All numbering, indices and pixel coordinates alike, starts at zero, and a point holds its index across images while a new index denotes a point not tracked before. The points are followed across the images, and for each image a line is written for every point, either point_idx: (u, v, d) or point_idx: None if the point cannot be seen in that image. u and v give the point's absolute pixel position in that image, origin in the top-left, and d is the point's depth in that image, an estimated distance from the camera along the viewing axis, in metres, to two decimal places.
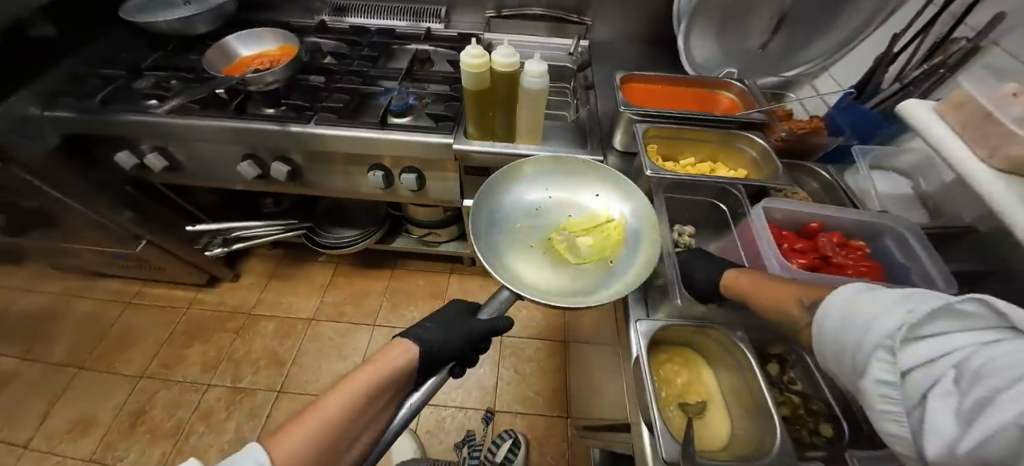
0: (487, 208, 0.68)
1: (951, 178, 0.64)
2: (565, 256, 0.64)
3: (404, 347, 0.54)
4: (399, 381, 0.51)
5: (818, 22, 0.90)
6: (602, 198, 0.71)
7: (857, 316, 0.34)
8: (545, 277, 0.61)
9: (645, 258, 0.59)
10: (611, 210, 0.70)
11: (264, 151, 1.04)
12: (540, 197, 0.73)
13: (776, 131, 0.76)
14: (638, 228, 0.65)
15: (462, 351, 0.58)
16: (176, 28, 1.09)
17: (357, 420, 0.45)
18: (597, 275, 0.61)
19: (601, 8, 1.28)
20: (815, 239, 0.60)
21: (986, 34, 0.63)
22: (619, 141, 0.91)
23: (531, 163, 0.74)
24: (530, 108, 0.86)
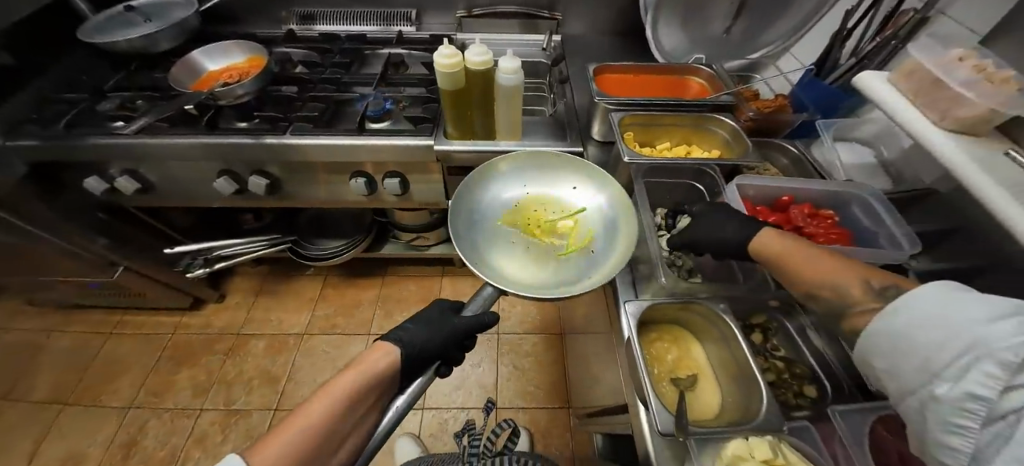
0: (466, 208, 0.69)
1: (909, 144, 0.68)
2: (546, 250, 0.65)
3: (386, 351, 0.54)
4: (383, 383, 0.51)
5: (776, 5, 0.93)
6: (579, 190, 0.73)
7: (955, 319, 0.32)
8: (528, 272, 0.62)
9: (624, 245, 0.61)
10: (588, 201, 0.72)
11: (241, 165, 1.02)
12: (518, 193, 0.74)
13: (744, 111, 0.79)
14: (615, 217, 0.67)
15: (445, 349, 0.58)
16: (138, 47, 1.06)
17: (343, 423, 0.45)
18: (579, 265, 0.63)
19: (570, 2, 1.30)
20: (787, 212, 0.63)
21: (931, 5, 0.67)
22: (597, 131, 0.93)
23: (506, 160, 0.75)
24: (506, 105, 0.87)
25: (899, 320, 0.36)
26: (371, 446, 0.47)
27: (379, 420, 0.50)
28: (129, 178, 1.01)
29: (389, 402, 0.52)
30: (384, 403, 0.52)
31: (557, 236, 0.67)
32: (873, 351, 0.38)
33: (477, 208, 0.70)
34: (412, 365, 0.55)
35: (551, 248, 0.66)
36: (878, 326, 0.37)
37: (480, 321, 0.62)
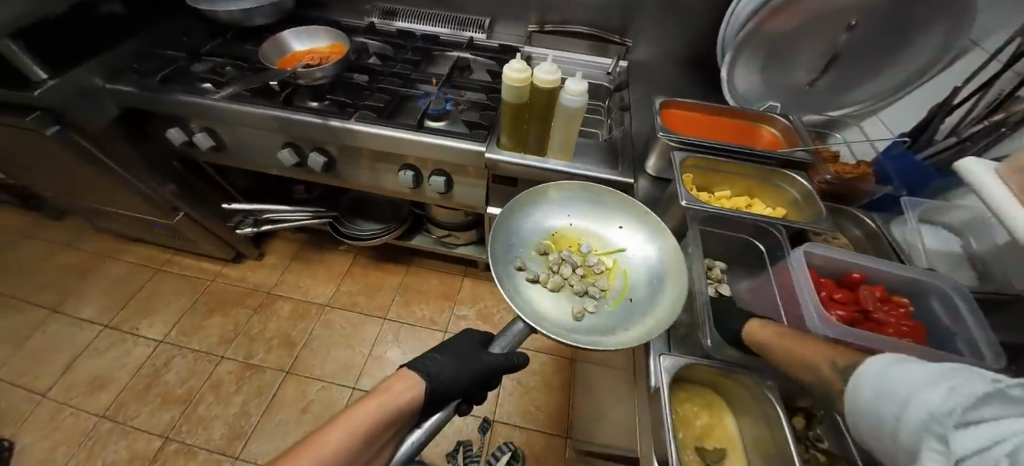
0: (509, 232, 0.71)
1: (1005, 240, 0.60)
2: (583, 290, 0.65)
3: (409, 382, 0.55)
4: (403, 417, 0.52)
5: (871, 64, 0.87)
6: (626, 230, 0.72)
7: (894, 390, 0.31)
8: (561, 311, 0.62)
9: (668, 300, 0.58)
10: (633, 244, 0.70)
11: (303, 141, 1.08)
12: (562, 224, 0.74)
13: (820, 172, 0.74)
14: (662, 265, 0.65)
15: (469, 389, 0.57)
16: (236, 18, 1.15)
17: (357, 454, 0.47)
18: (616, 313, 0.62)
19: (645, 31, 1.28)
20: (855, 291, 0.59)
21: None
22: (653, 166, 0.91)
23: (556, 188, 0.75)
24: (566, 126, 0.87)
25: (854, 397, 0.35)
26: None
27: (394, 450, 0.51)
28: (206, 136, 1.10)
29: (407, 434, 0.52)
30: (401, 434, 0.52)
31: (596, 277, 0.67)
32: (867, 446, 0.34)
33: (517, 235, 0.71)
34: (432, 396, 0.56)
35: (590, 288, 0.66)
36: (854, 417, 0.34)
37: (509, 359, 0.62)
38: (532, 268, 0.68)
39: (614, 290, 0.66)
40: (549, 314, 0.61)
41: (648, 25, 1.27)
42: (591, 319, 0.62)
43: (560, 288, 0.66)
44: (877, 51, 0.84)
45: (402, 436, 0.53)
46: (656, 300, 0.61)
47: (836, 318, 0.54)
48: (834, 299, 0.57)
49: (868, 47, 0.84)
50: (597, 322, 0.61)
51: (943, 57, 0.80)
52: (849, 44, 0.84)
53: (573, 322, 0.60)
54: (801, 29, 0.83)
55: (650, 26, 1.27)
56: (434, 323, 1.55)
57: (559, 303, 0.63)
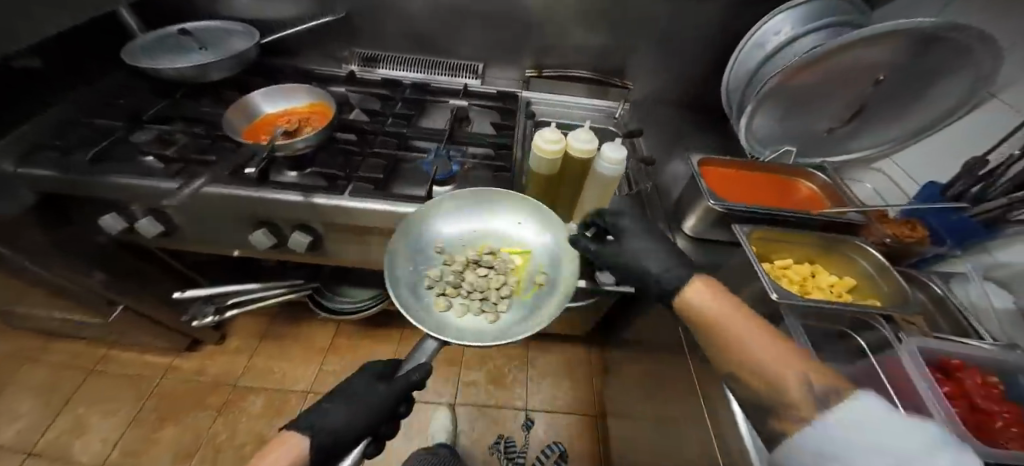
0: (408, 253, 0.73)
1: None
2: (487, 291, 0.72)
3: (293, 442, 0.51)
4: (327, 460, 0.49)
5: (891, 110, 0.86)
6: (523, 225, 0.80)
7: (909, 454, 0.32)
8: (471, 319, 0.69)
9: (563, 287, 0.69)
10: (528, 238, 0.79)
11: (281, 220, 0.90)
12: (461, 230, 0.79)
13: (876, 234, 0.73)
14: (560, 252, 0.76)
15: (369, 429, 0.58)
16: (188, 76, 0.97)
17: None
18: (521, 307, 0.71)
19: (643, 72, 1.25)
20: (955, 379, 0.56)
21: None
22: (691, 225, 0.85)
23: (448, 199, 0.78)
24: (598, 194, 0.79)
25: (837, 437, 0.35)
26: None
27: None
28: (152, 221, 0.88)
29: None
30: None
31: (500, 274, 0.74)
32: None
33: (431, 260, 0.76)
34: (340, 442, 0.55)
35: (495, 286, 0.73)
36: (809, 444, 0.37)
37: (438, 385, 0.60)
38: (438, 281, 0.72)
39: (517, 283, 0.75)
40: (466, 324, 0.67)
41: (647, 67, 1.24)
42: (501, 316, 0.70)
43: (466, 295, 0.71)
44: (895, 99, 0.84)
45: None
46: (548, 294, 0.72)
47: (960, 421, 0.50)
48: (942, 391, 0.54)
49: (887, 94, 0.83)
50: (508, 317, 0.70)
51: (967, 103, 0.78)
52: (869, 94, 0.83)
53: (487, 326, 0.68)
54: (825, 84, 0.81)
55: (649, 67, 1.24)
56: (432, 396, 1.36)
57: (470, 310, 0.70)
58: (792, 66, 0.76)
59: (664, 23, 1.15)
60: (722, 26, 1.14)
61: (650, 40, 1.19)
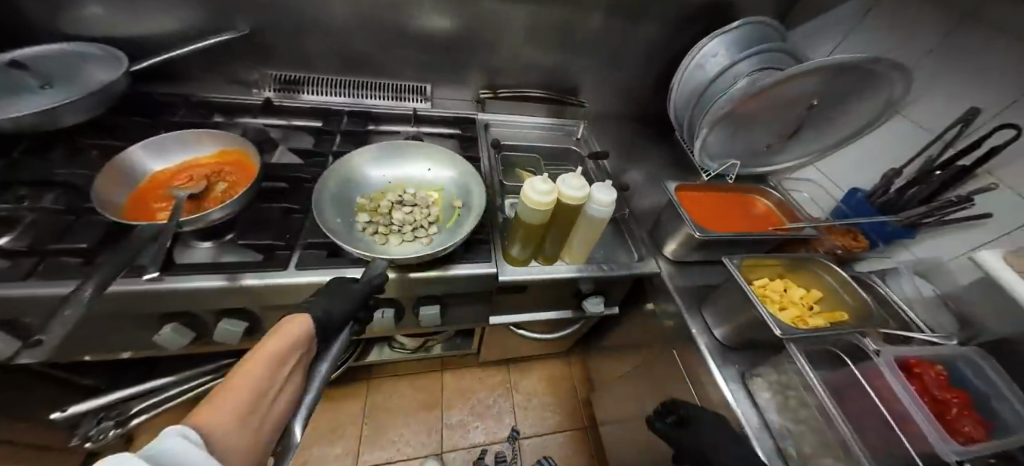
0: (330, 204, 0.74)
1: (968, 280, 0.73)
2: (416, 219, 0.76)
3: (303, 319, 0.46)
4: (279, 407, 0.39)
5: (818, 128, 0.95)
6: (433, 169, 0.87)
7: None
8: (406, 245, 0.72)
9: (477, 202, 0.76)
10: (439, 178, 0.86)
11: (198, 311, 0.65)
12: (382, 182, 0.83)
13: (825, 245, 0.83)
14: (466, 181, 0.84)
15: (355, 314, 0.55)
16: (23, 125, 0.69)
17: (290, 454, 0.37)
18: (449, 228, 0.76)
19: (596, 88, 1.25)
20: (914, 375, 0.64)
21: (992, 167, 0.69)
22: (671, 249, 0.87)
23: (360, 154, 0.83)
24: (587, 234, 0.76)
25: None
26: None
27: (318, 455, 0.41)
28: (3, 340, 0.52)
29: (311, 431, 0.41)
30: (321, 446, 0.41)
31: (424, 208, 0.78)
32: None
33: (389, 275, 0.68)
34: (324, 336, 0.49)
35: (422, 215, 0.77)
36: None
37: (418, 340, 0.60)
38: (366, 223, 0.74)
39: (440, 213, 0.80)
40: (402, 250, 0.70)
41: (599, 83, 1.24)
42: (434, 240, 0.74)
43: (395, 228, 0.74)
44: (823, 119, 0.92)
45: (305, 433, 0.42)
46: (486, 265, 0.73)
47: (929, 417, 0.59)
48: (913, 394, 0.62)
49: (815, 115, 0.91)
50: (440, 238, 0.74)
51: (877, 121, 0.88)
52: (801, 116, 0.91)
53: (423, 246, 0.71)
54: (769, 108, 0.87)
55: (601, 83, 1.24)
56: (413, 450, 1.24)
57: (403, 240, 0.72)
58: (744, 95, 0.80)
59: (616, 40, 1.13)
60: (668, 43, 1.16)
61: (602, 57, 1.17)
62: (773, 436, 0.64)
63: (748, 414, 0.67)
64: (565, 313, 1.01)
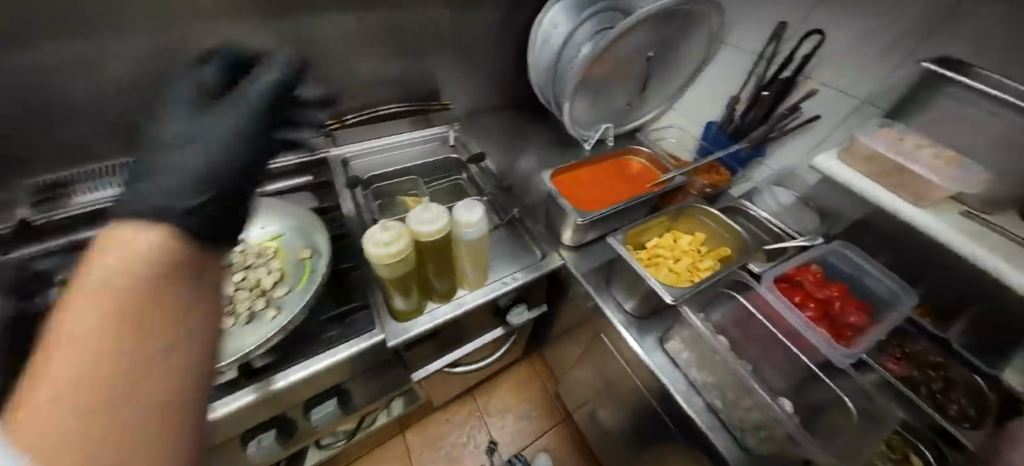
0: None
1: (817, 179, 0.77)
2: (257, 294, 0.62)
3: None
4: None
5: (665, 74, 0.95)
6: (260, 229, 0.74)
7: None
8: (253, 328, 0.58)
9: (324, 245, 0.68)
10: (270, 235, 0.74)
11: None
12: None
13: (696, 186, 0.85)
14: (304, 227, 0.74)
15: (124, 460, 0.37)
16: None
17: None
18: (302, 286, 0.65)
19: (454, 86, 1.16)
20: (800, 287, 0.66)
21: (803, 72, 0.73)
22: (568, 236, 0.82)
23: None
24: (471, 259, 0.70)
25: None
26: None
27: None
28: None
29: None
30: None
31: (262, 275, 0.65)
32: None
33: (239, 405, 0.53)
34: None
35: (262, 287, 0.64)
36: None
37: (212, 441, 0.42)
38: None
39: (284, 273, 0.68)
40: (249, 337, 0.56)
41: (455, 80, 1.15)
42: (285, 307, 0.62)
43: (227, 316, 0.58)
44: (665, 65, 0.93)
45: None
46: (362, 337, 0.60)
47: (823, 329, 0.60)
48: (801, 303, 0.63)
49: (658, 65, 0.92)
50: (294, 301, 0.63)
51: (705, 57, 0.92)
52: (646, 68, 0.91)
53: (275, 319, 0.59)
54: (614, 69, 0.86)
55: (457, 80, 1.15)
56: None
57: (245, 327, 0.58)
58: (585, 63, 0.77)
59: (453, 32, 1.04)
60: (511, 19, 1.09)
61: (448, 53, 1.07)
62: (700, 394, 0.62)
63: (672, 378, 0.63)
64: (493, 331, 0.93)
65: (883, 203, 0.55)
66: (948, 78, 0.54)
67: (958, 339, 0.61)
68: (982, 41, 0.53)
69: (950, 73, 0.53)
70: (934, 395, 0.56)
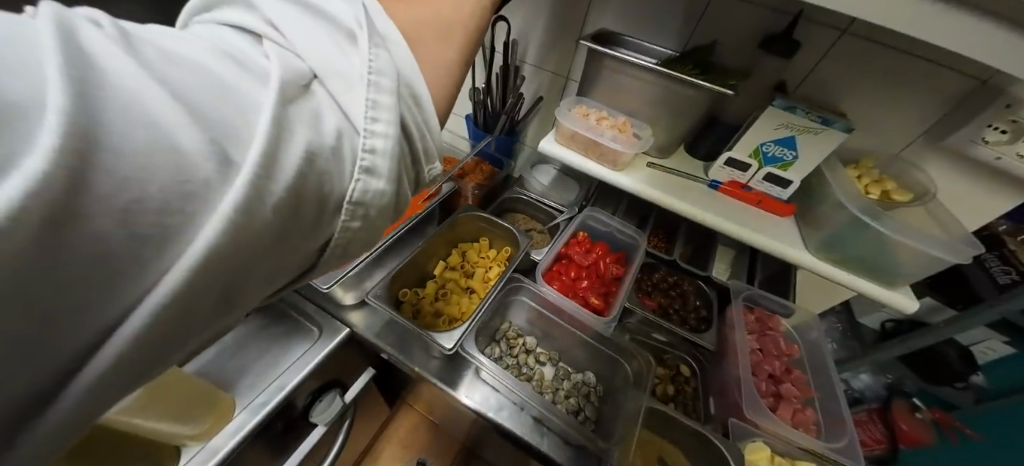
0: None
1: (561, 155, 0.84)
2: None
3: None
4: (28, 64, 0.12)
5: None
6: None
7: None
8: None
9: None
10: None
11: None
12: None
13: (467, 193, 0.78)
14: None
15: None
16: None
17: (281, 32, 0.21)
18: None
19: None
20: (571, 261, 0.70)
21: (513, 55, 0.73)
22: (343, 295, 0.62)
23: None
24: (163, 415, 0.38)
25: None
26: (278, 180, 0.17)
27: (143, 233, 0.13)
28: None
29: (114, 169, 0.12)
30: (127, 247, 0.13)
31: None
32: None
33: None
34: None
35: None
36: None
37: None
38: None
39: None
40: None
41: None
42: None
43: None
44: None
45: (77, 248, 0.12)
46: None
47: (594, 298, 0.64)
48: (574, 279, 0.67)
49: None
50: None
51: None
52: None
53: None
54: None
55: None
56: None
57: None
58: None
59: None
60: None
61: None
62: (525, 409, 0.56)
63: (496, 408, 0.56)
64: (315, 432, 0.55)
65: (594, 175, 0.62)
66: (600, 54, 0.57)
67: (679, 256, 0.75)
68: (635, 17, 0.64)
69: (603, 50, 0.55)
70: (681, 313, 0.67)
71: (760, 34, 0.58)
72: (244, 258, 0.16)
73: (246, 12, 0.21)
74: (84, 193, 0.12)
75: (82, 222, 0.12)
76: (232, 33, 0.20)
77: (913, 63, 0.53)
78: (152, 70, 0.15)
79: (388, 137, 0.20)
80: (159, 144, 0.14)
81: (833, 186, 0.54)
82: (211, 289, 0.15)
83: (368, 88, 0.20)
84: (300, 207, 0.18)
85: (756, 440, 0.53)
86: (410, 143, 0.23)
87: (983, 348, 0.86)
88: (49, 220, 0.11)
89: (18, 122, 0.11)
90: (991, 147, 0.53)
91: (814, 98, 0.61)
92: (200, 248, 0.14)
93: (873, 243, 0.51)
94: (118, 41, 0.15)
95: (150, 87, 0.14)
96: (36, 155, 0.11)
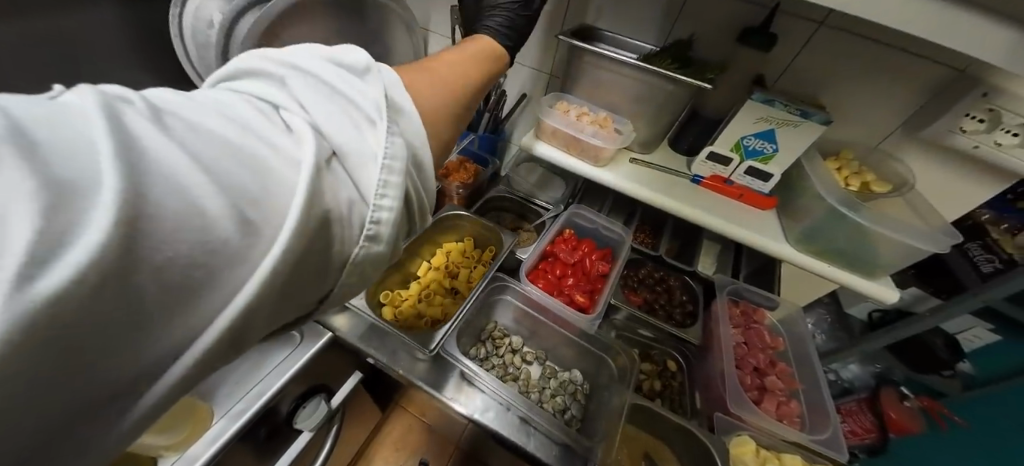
0: None
1: None
2: None
3: None
4: (80, 147, 0.15)
5: None
6: None
7: None
8: None
9: None
10: None
11: None
12: None
13: (451, 192, 0.77)
14: None
15: None
16: None
17: (302, 104, 0.23)
18: None
19: None
20: (556, 259, 0.69)
21: None
22: None
23: None
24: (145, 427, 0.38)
25: None
26: (296, 240, 0.19)
27: (175, 284, 0.16)
28: None
29: (153, 235, 0.15)
30: (161, 293, 0.15)
31: None
32: None
33: None
34: None
35: None
36: None
37: None
38: None
39: None
40: None
41: None
42: None
43: None
44: None
45: (124, 296, 0.14)
46: None
47: (580, 297, 0.63)
48: (560, 277, 0.67)
49: None
50: None
51: None
52: None
53: None
54: None
55: None
56: None
57: None
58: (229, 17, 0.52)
59: None
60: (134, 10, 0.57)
61: (8, 71, 0.55)
62: (512, 409, 0.55)
63: (482, 409, 0.55)
64: (302, 438, 0.55)
65: (576, 172, 0.62)
66: (580, 50, 0.56)
67: (665, 251, 0.75)
68: (616, 13, 0.64)
69: (584, 46, 0.55)
70: (667, 310, 0.66)
71: (739, 28, 0.58)
72: (259, 307, 0.19)
73: (272, 85, 0.23)
74: (132, 257, 0.14)
75: (129, 275, 0.14)
76: (255, 101, 0.22)
77: (890, 54, 0.53)
78: (177, 139, 0.17)
79: (393, 211, 0.23)
80: (186, 209, 0.16)
81: (811, 179, 0.54)
82: (227, 335, 0.18)
83: (381, 169, 0.23)
84: (307, 261, 0.21)
85: (741, 434, 0.53)
86: (408, 204, 0.26)
87: (968, 336, 0.86)
88: (102, 281, 0.13)
89: (75, 202, 0.13)
90: (969, 136, 0.53)
91: (794, 91, 0.61)
92: (239, 304, 0.18)
93: (855, 235, 0.51)
94: (150, 116, 0.17)
95: (177, 156, 0.16)
96: (92, 229, 0.13)
